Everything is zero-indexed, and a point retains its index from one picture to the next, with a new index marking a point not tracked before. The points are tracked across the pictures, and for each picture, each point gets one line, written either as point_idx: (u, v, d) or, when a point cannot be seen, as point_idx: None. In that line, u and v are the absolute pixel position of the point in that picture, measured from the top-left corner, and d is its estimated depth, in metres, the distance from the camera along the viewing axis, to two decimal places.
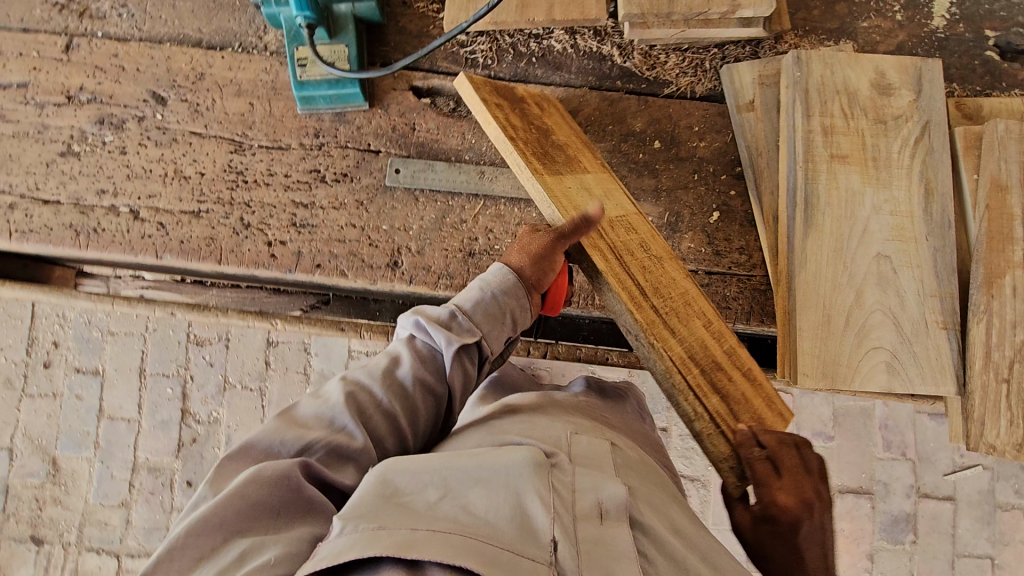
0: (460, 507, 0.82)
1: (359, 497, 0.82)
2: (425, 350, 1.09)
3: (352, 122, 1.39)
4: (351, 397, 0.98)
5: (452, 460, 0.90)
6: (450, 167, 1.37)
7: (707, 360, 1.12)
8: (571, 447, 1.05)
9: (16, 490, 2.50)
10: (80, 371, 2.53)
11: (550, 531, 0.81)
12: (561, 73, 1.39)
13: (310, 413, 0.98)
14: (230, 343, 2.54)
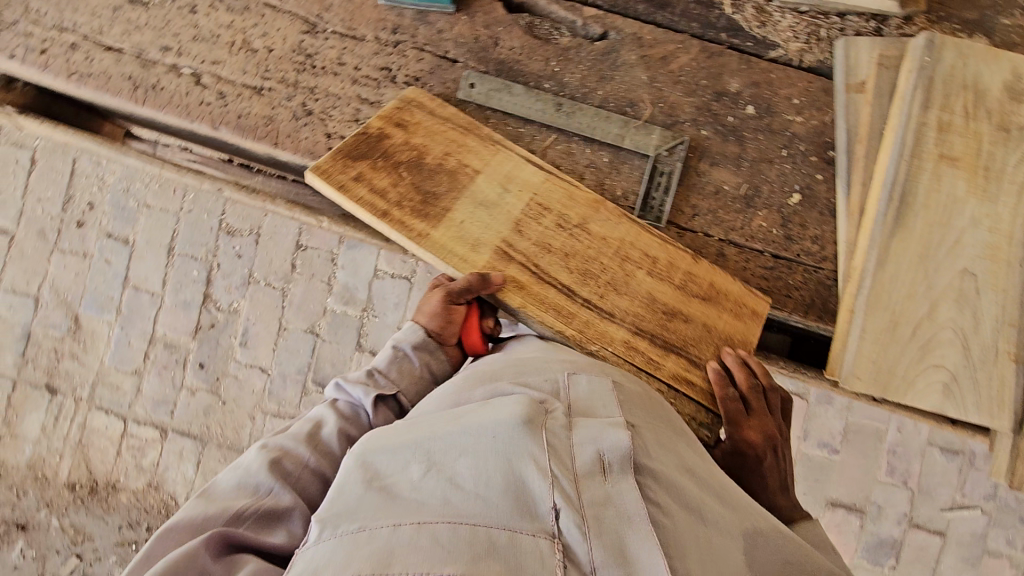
0: (447, 488, 0.87)
1: (334, 500, 0.88)
2: (347, 409, 1.36)
3: (433, 24, 1.29)
4: (274, 464, 1.17)
5: (431, 441, 0.94)
6: (527, 92, 1.26)
7: (655, 318, 1.18)
8: (571, 391, 1.06)
9: (36, 339, 2.56)
10: (112, 238, 2.55)
11: (551, 498, 0.86)
12: (664, 12, 1.28)
13: (230, 487, 1.14)
14: (260, 239, 2.53)
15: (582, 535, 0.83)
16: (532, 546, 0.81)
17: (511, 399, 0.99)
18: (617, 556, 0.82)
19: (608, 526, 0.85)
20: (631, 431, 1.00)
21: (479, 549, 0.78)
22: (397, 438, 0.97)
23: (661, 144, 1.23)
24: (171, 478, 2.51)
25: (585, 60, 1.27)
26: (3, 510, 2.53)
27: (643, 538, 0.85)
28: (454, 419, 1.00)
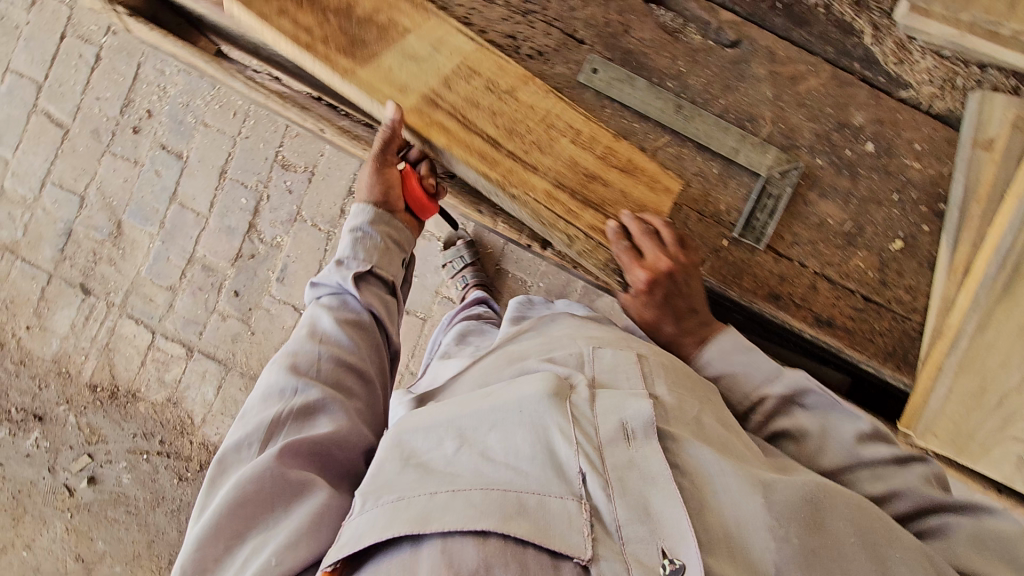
0: (479, 460, 0.93)
1: (375, 475, 0.96)
2: (335, 301, 1.37)
3: (566, 0, 1.23)
4: (291, 370, 1.20)
5: (462, 419, 1.00)
6: (649, 87, 1.22)
7: (579, 179, 1.16)
8: (594, 364, 1.13)
9: (76, 238, 2.55)
10: (166, 150, 2.53)
11: (578, 463, 0.91)
12: (802, 30, 1.23)
13: (259, 403, 1.17)
14: (313, 178, 2.50)
15: (607, 497, 0.87)
16: (561, 508, 0.86)
17: (536, 376, 1.05)
18: (641, 516, 0.86)
19: (633, 488, 0.88)
20: (652, 399, 1.03)
21: (508, 510, 0.84)
22: (431, 417, 1.04)
23: (774, 165, 1.21)
24: (190, 397, 2.55)
25: (713, 64, 1.23)
26: (24, 399, 2.58)
27: (667, 499, 0.87)
28: (483, 396, 1.06)
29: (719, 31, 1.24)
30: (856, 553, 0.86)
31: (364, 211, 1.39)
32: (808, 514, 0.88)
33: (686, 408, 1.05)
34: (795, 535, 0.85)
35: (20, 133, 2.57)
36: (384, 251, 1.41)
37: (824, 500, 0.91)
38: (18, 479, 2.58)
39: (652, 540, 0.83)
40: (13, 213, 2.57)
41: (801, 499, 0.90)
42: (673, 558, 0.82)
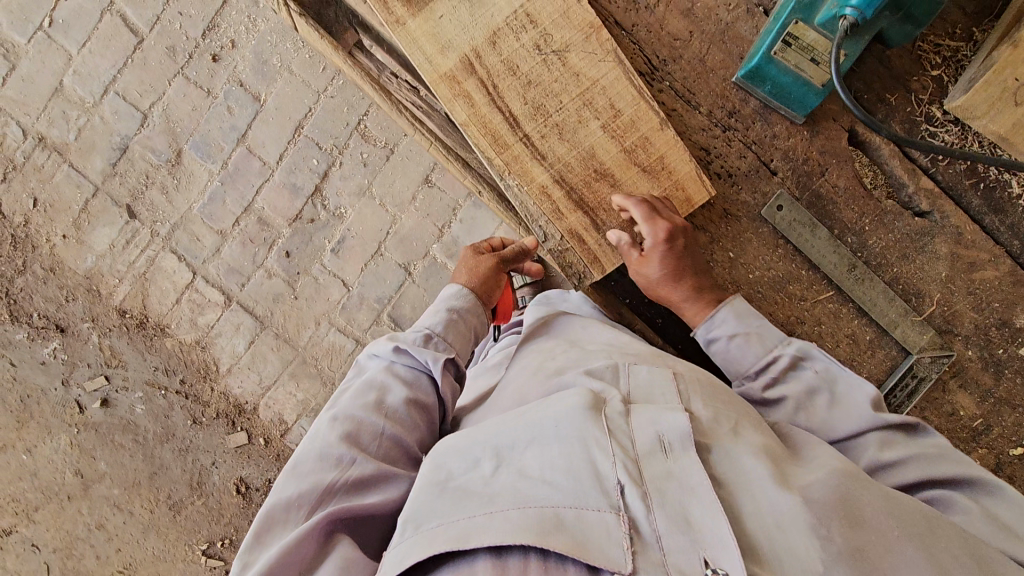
0: (517, 480, 0.94)
1: (415, 497, 0.98)
2: (407, 374, 1.29)
3: (771, 126, 1.14)
4: (350, 437, 1.14)
5: (497, 438, 1.02)
6: (829, 239, 1.16)
7: (585, 173, 1.07)
8: (630, 380, 1.13)
9: (131, 156, 2.40)
10: (244, 89, 2.36)
11: (615, 476, 0.91)
12: (995, 217, 1.18)
13: (311, 458, 1.11)
14: (392, 156, 2.39)
15: (646, 508, 0.87)
16: (598, 521, 0.86)
17: (572, 392, 1.06)
18: (682, 527, 0.85)
19: (672, 500, 0.88)
20: (688, 413, 1.03)
21: (545, 525, 0.85)
22: (466, 439, 1.06)
23: (928, 349, 1.18)
24: (219, 345, 2.50)
25: (897, 230, 1.17)
26: (47, 307, 2.48)
27: (707, 508, 0.86)
28: (517, 415, 1.07)
29: (910, 196, 1.18)
30: (902, 544, 0.82)
31: (461, 293, 1.46)
32: (850, 512, 0.86)
33: (723, 421, 1.03)
34: (837, 533, 0.83)
35: (89, 28, 2.35)
36: (463, 334, 1.41)
37: (863, 494, 0.88)
38: (28, 383, 2.53)
39: (693, 550, 0.82)
40: (67, 112, 2.39)
41: (839, 496, 0.88)
42: (716, 567, 0.80)
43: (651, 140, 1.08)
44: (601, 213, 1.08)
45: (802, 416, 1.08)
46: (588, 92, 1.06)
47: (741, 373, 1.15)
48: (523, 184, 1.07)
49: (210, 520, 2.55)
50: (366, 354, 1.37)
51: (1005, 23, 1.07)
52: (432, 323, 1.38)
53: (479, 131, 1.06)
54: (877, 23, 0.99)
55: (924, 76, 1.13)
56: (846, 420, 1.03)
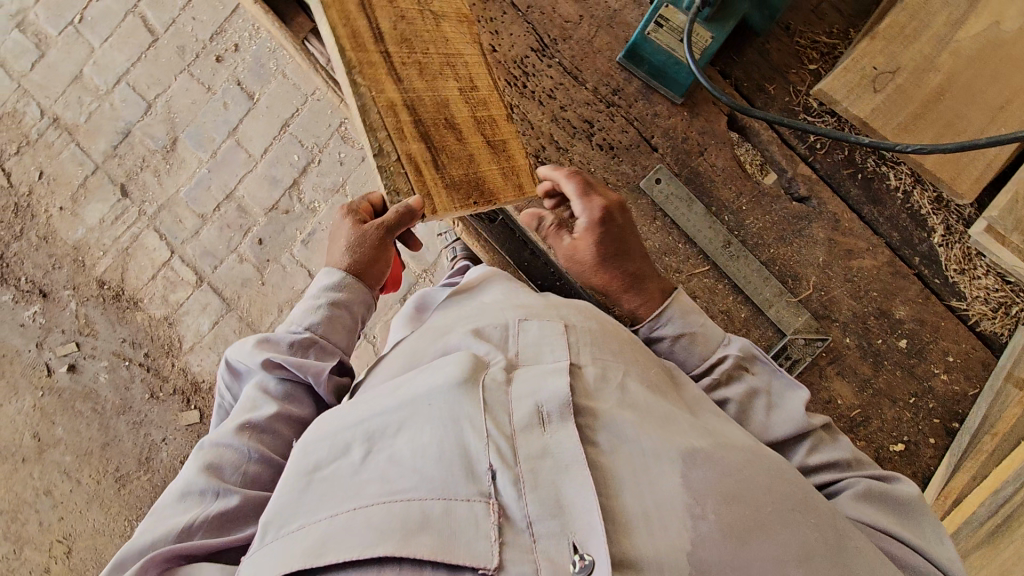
0: (387, 468, 0.84)
1: (279, 494, 0.86)
2: (281, 390, 1.06)
3: (653, 105, 1.21)
4: (210, 469, 0.95)
5: (369, 421, 0.91)
6: (706, 215, 1.20)
7: (434, 114, 1.05)
8: (518, 340, 1.04)
9: (132, 140, 2.61)
10: (240, 87, 2.58)
11: (487, 459, 0.82)
12: (874, 207, 1.21)
13: (176, 495, 0.93)
14: (367, 158, 2.54)
15: (518, 493, 0.79)
16: (467, 512, 0.77)
17: (451, 360, 0.96)
18: (553, 511, 0.78)
19: (544, 480, 0.80)
20: (571, 374, 0.95)
21: (409, 525, 0.75)
22: (337, 422, 0.94)
23: (802, 330, 1.18)
24: (186, 322, 2.60)
25: (774, 213, 1.21)
26: (35, 273, 2.64)
27: (581, 489, 0.79)
28: (393, 391, 0.97)
29: (790, 181, 1.22)
30: (777, 524, 0.80)
31: (339, 284, 1.14)
32: (728, 490, 0.82)
33: (610, 376, 0.97)
34: (712, 512, 0.79)
35: (113, 27, 2.63)
36: (349, 326, 1.16)
37: (747, 473, 0.85)
38: (5, 343, 2.65)
39: (563, 536, 0.76)
40: (82, 98, 2.64)
41: (721, 478, 0.83)
42: (584, 553, 0.73)
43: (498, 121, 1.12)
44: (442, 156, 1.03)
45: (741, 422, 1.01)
46: (453, 55, 1.11)
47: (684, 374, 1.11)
48: (372, 87, 1.00)
49: (152, 497, 2.56)
50: (236, 364, 1.12)
51: (872, 21, 1.14)
52: (307, 321, 1.12)
53: (340, 19, 1.00)
54: (738, 7, 1.09)
55: (804, 69, 1.20)
56: (782, 425, 0.99)
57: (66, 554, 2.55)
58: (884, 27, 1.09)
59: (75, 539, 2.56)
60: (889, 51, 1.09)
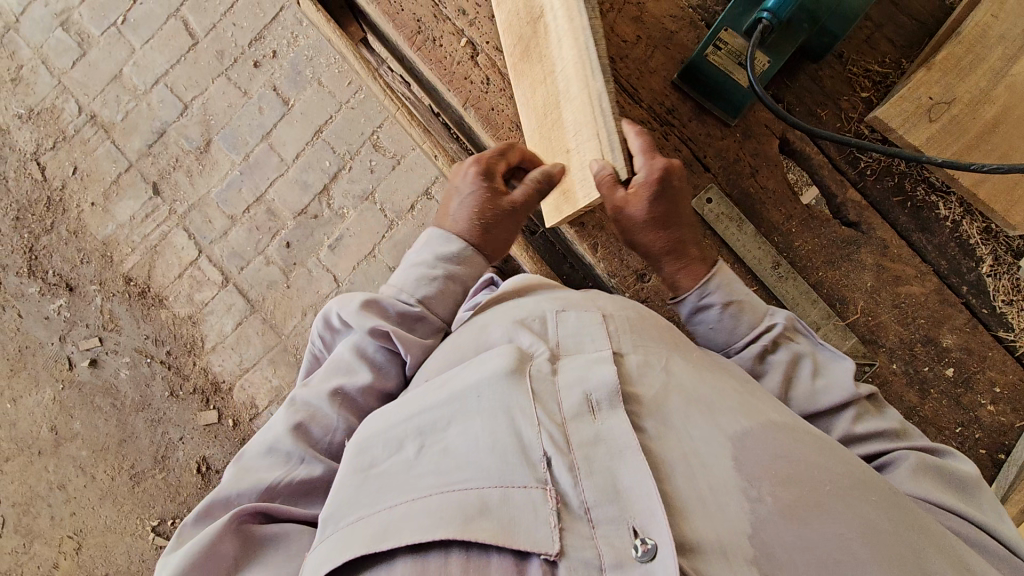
0: (441, 461, 0.85)
1: (336, 490, 0.88)
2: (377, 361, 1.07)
3: (706, 125, 1.23)
4: (299, 431, 1.00)
5: (418, 415, 0.92)
6: (755, 235, 1.21)
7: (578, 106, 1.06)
8: (557, 329, 1.04)
9: (166, 139, 2.65)
10: (276, 93, 2.62)
11: (542, 446, 0.83)
12: (922, 235, 1.21)
13: (263, 446, 0.99)
14: (398, 167, 2.57)
15: (574, 480, 0.80)
16: (525, 499, 0.78)
17: (496, 352, 0.97)
18: (611, 496, 0.78)
19: (600, 467, 0.81)
20: (616, 362, 0.96)
21: (468, 513, 0.76)
22: (386, 417, 0.95)
23: (849, 354, 1.19)
24: (210, 322, 2.61)
25: (823, 236, 1.22)
26: (63, 266, 2.65)
27: (636, 473, 0.80)
28: (439, 384, 0.97)
29: (840, 206, 1.22)
30: (829, 501, 0.78)
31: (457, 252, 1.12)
32: (781, 471, 0.80)
33: (653, 361, 0.97)
34: (768, 493, 0.79)
35: (154, 29, 2.69)
36: (456, 300, 1.14)
37: (800, 453, 0.83)
38: (28, 335, 2.65)
39: (621, 520, 0.76)
40: (120, 96, 2.68)
41: (772, 461, 0.81)
42: (645, 538, 0.74)
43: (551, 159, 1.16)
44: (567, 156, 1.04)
45: (788, 388, 1.01)
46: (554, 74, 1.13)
47: (728, 345, 1.10)
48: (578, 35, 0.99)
49: (166, 496, 2.54)
50: (332, 319, 1.13)
51: (929, 53, 1.15)
52: (418, 289, 1.10)
53: None
54: (797, 34, 1.09)
55: (857, 96, 1.21)
56: (830, 393, 0.99)
57: (77, 550, 2.53)
58: (939, 59, 1.10)
59: (86, 535, 2.54)
60: (946, 82, 1.10)
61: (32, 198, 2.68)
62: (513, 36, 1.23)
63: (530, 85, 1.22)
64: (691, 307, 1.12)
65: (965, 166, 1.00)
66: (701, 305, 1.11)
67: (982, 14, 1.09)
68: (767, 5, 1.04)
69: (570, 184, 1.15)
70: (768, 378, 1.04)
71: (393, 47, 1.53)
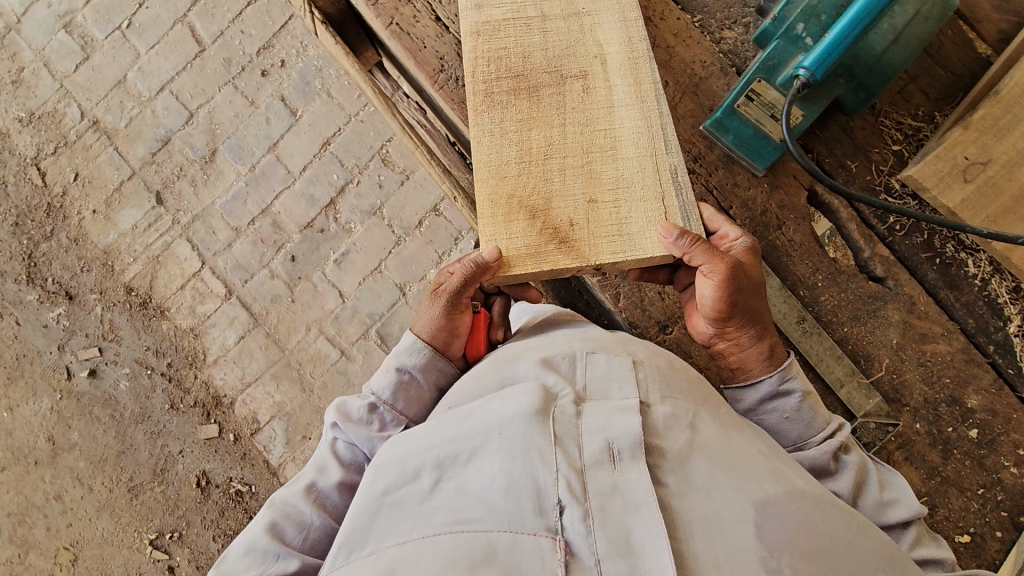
0: (456, 498, 0.81)
1: (351, 514, 0.85)
2: (345, 453, 1.08)
3: (734, 174, 1.20)
4: (275, 530, 0.97)
5: (437, 446, 0.87)
6: (780, 289, 1.19)
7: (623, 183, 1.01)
8: (586, 372, 1.00)
9: (171, 148, 2.60)
10: (284, 104, 2.58)
11: (556, 494, 0.78)
12: (951, 292, 1.20)
13: (240, 551, 0.96)
14: (406, 182, 2.53)
15: (586, 530, 0.75)
16: (533, 548, 0.74)
17: (520, 390, 0.91)
18: (623, 550, 0.74)
19: (614, 519, 0.77)
20: (641, 413, 0.91)
21: (475, 559, 0.72)
22: (404, 445, 0.91)
23: (873, 414, 1.17)
24: (212, 335, 2.57)
25: (849, 290, 1.21)
26: (63, 274, 2.61)
27: (651, 530, 0.76)
28: (461, 414, 0.93)
29: (867, 260, 1.21)
30: None
31: (418, 349, 1.15)
32: (805, 546, 0.78)
33: (681, 415, 0.93)
34: (787, 567, 0.76)
35: (160, 34, 2.64)
36: (422, 395, 1.15)
37: (823, 531, 0.81)
38: (26, 343, 2.60)
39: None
40: (124, 102, 2.63)
41: (794, 532, 0.79)
42: None
43: (567, 220, 0.99)
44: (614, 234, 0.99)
45: (858, 493, 0.98)
46: (581, 142, 1.04)
47: (797, 441, 1.05)
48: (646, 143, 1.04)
49: (164, 510, 2.50)
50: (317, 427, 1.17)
51: (962, 109, 1.13)
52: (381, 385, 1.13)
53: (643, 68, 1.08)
54: (832, 87, 1.10)
55: (889, 148, 1.19)
56: (900, 506, 0.98)
57: (72, 562, 2.49)
58: (977, 117, 1.09)
59: (81, 548, 2.50)
60: (981, 142, 1.08)
61: (33, 204, 2.63)
62: (498, 75, 1.08)
63: (520, 122, 1.05)
64: (770, 390, 1.07)
65: (1013, 240, 0.98)
66: (780, 390, 1.07)
67: (1021, 74, 1.08)
68: (805, 64, 1.04)
69: (581, 247, 0.98)
70: (842, 478, 0.99)
71: (410, 77, 1.50)
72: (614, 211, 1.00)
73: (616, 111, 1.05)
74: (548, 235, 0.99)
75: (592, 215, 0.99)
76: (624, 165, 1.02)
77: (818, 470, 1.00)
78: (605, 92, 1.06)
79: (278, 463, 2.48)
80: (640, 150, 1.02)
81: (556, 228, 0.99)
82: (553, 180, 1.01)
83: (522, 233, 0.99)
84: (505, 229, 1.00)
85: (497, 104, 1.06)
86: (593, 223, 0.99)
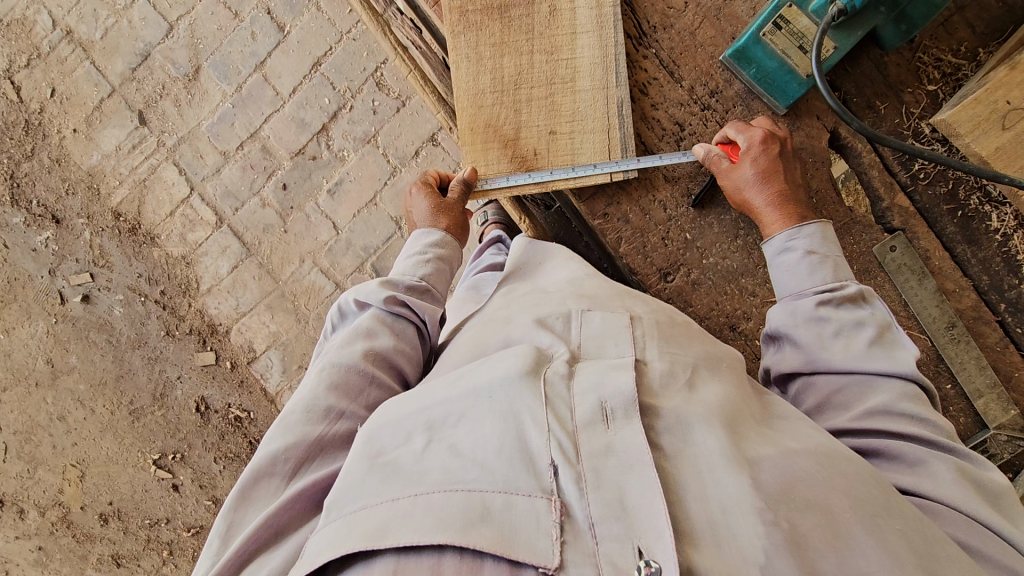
0: (448, 459, 0.78)
1: (340, 478, 0.81)
2: (392, 321, 1.09)
3: (752, 112, 1.14)
4: (337, 388, 0.96)
5: (429, 409, 0.85)
6: (935, 292, 1.14)
7: (598, 120, 1.15)
8: (580, 331, 0.97)
9: (151, 64, 2.45)
10: (270, 17, 2.41)
11: (549, 455, 0.75)
12: (967, 247, 1.15)
13: (298, 413, 0.93)
14: (402, 109, 2.39)
15: (580, 493, 0.72)
16: (528, 509, 0.71)
17: (513, 352, 0.90)
18: (617, 511, 0.70)
19: (607, 480, 0.73)
20: (636, 371, 0.88)
21: (469, 517, 0.69)
22: (396, 408, 0.89)
23: (1008, 427, 1.14)
24: (204, 263, 2.50)
25: (862, 242, 1.15)
26: (47, 197, 2.52)
27: (646, 490, 0.71)
28: (455, 380, 0.91)
29: (884, 211, 1.15)
30: (852, 527, 0.70)
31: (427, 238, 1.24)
32: (798, 495, 0.74)
33: (677, 373, 0.90)
34: (785, 518, 0.70)
35: None
36: (449, 277, 1.26)
37: (818, 478, 0.76)
38: (16, 267, 2.55)
39: (627, 539, 0.67)
40: (98, 11, 2.47)
41: (791, 482, 0.75)
42: (649, 559, 0.65)
43: (539, 152, 1.16)
44: (582, 157, 1.15)
45: (902, 400, 0.89)
46: (555, 67, 1.15)
47: (795, 292, 1.02)
48: (632, 66, 1.16)
49: (166, 432, 2.54)
50: (349, 297, 1.15)
51: (1009, 47, 1.03)
52: (417, 270, 1.20)
53: None
54: (870, 17, 0.99)
55: (921, 89, 1.10)
56: (926, 428, 0.87)
57: (80, 478, 2.58)
58: None
59: (88, 465, 2.58)
60: None
61: (9, 121, 2.51)
62: None
63: (493, 47, 1.15)
64: (807, 311, 0.99)
65: None
66: (815, 317, 0.98)
67: None
68: None
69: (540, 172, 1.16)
70: (879, 399, 0.90)
71: None
72: (571, 141, 1.15)
73: (579, 39, 1.14)
74: (517, 162, 1.16)
75: (552, 143, 1.15)
76: (580, 99, 1.14)
77: (851, 395, 0.93)
78: (569, 16, 1.14)
79: (275, 392, 2.49)
80: (593, 85, 1.14)
81: (524, 156, 1.16)
82: (522, 112, 1.15)
83: (497, 160, 1.17)
84: (484, 154, 1.17)
85: (470, 23, 1.15)
86: (553, 151, 1.15)
